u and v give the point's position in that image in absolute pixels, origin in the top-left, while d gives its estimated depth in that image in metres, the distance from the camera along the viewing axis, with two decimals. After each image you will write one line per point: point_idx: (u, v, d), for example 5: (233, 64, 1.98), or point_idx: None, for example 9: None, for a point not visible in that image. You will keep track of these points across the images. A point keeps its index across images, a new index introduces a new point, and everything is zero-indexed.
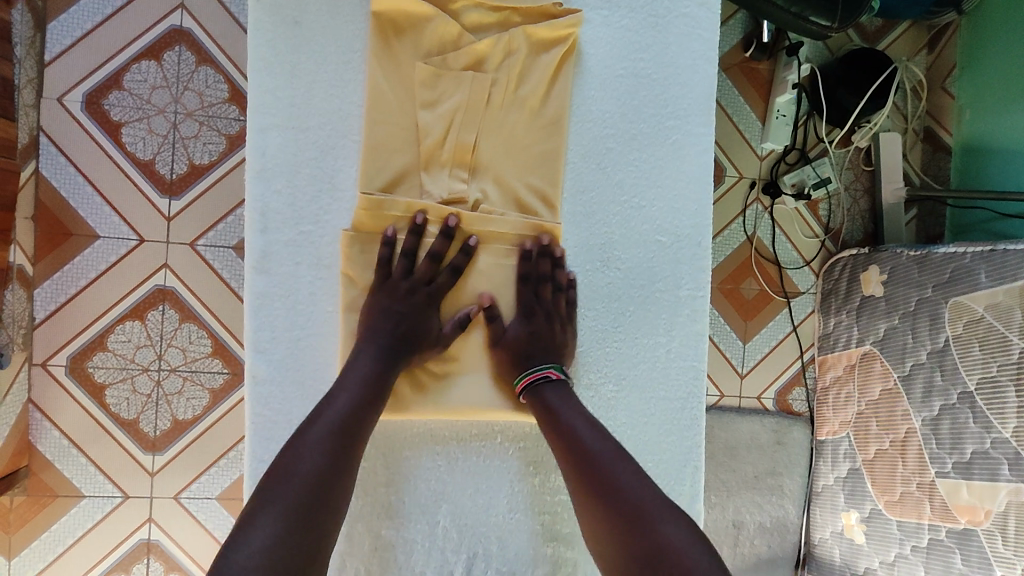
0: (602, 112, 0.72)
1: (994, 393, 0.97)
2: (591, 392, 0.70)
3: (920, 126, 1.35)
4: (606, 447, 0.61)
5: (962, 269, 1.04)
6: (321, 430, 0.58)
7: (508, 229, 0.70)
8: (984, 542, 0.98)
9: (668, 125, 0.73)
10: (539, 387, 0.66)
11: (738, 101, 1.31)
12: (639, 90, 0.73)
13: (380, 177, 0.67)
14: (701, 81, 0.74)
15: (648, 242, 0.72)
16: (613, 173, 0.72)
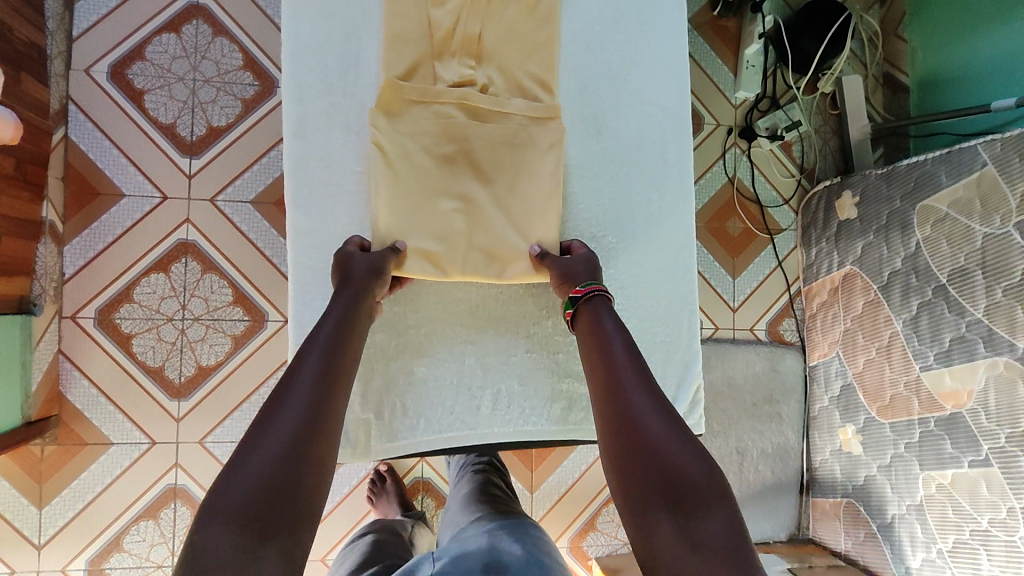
0: (589, 8, 0.81)
1: (964, 281, 1.05)
2: (593, 243, 0.79)
3: (879, 73, 1.46)
4: (642, 379, 0.63)
5: (925, 176, 1.13)
6: (309, 371, 0.59)
7: (514, 110, 0.76)
8: (970, 421, 1.04)
9: (647, 18, 0.82)
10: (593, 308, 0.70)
11: (711, 55, 1.42)
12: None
13: (398, 65, 0.74)
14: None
15: (637, 114, 0.81)
16: (601, 55, 0.81)
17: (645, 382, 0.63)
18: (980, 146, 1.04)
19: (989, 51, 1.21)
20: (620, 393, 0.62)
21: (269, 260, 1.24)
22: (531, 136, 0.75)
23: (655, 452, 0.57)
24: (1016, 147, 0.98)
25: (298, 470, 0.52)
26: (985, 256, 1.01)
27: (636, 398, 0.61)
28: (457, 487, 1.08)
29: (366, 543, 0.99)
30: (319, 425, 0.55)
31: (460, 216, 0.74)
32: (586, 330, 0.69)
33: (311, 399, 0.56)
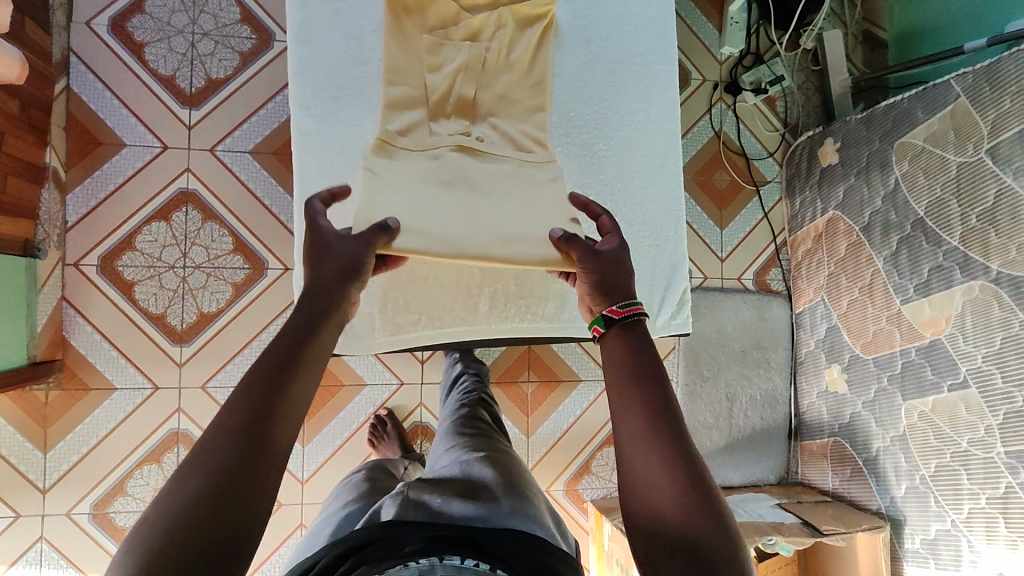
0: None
1: (940, 212, 1.09)
2: (584, 150, 0.87)
3: (859, 31, 1.49)
4: (668, 407, 0.54)
5: (902, 114, 1.16)
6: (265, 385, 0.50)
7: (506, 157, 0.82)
8: (948, 345, 1.08)
9: None
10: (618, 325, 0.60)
11: (696, 13, 1.46)
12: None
13: (395, 122, 0.80)
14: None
15: (623, 27, 0.89)
16: None
17: (661, 413, 0.54)
18: (954, 78, 1.07)
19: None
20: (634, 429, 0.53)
21: (268, 210, 1.26)
22: (529, 173, 0.81)
23: (671, 500, 0.49)
24: (986, 76, 1.01)
25: (231, 525, 0.43)
26: (960, 184, 1.05)
27: (649, 437, 0.53)
28: (444, 417, 1.06)
29: (358, 478, 0.97)
30: (263, 465, 0.46)
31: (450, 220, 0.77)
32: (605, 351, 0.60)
33: (257, 428, 0.47)
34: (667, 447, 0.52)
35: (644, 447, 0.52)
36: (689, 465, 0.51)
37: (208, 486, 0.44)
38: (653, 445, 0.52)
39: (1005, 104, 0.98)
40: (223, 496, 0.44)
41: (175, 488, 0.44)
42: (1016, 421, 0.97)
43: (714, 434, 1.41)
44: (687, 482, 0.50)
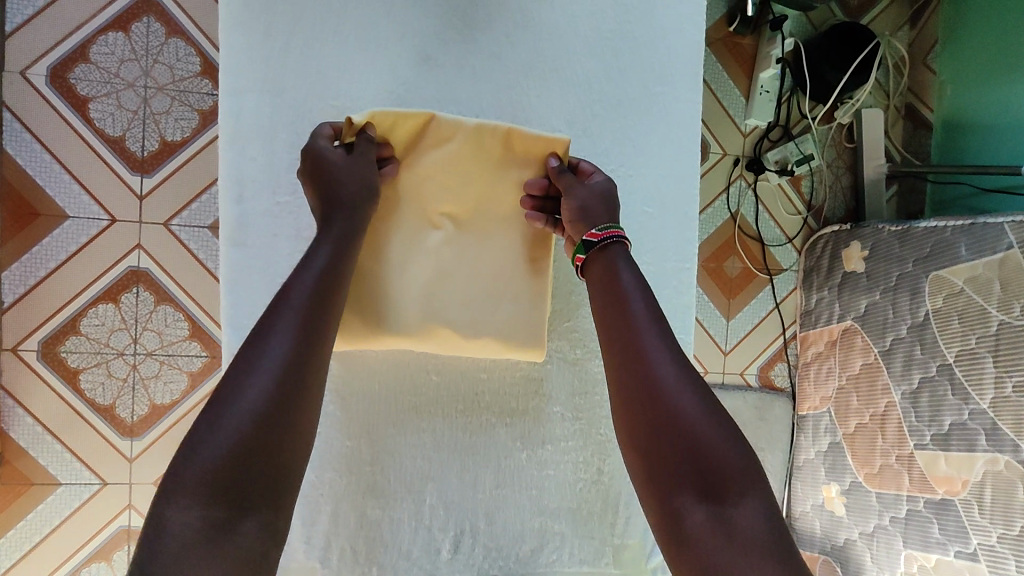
0: (588, 75, 0.67)
1: (972, 365, 0.99)
2: (576, 366, 0.67)
3: (901, 103, 1.35)
4: (664, 335, 0.55)
5: (942, 243, 1.05)
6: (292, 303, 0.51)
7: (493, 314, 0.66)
8: (961, 511, 1.00)
9: (655, 92, 0.68)
10: (613, 259, 0.59)
11: (721, 76, 1.29)
12: (627, 56, 0.67)
13: None
14: (692, 48, 0.69)
15: (634, 213, 0.67)
16: (599, 141, 0.67)
17: (666, 337, 0.55)
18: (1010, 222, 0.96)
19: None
20: (641, 360, 0.53)
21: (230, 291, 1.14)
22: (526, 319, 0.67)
23: (682, 430, 0.50)
24: None
25: (269, 449, 0.46)
26: (999, 345, 0.95)
27: (658, 369, 0.53)
28: None
29: None
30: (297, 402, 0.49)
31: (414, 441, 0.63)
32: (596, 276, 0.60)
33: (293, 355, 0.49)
34: (679, 376, 0.52)
35: (651, 373, 0.53)
36: (703, 394, 0.52)
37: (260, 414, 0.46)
38: (645, 375, 0.53)
39: None
40: (263, 421, 0.47)
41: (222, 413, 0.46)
42: None
43: None
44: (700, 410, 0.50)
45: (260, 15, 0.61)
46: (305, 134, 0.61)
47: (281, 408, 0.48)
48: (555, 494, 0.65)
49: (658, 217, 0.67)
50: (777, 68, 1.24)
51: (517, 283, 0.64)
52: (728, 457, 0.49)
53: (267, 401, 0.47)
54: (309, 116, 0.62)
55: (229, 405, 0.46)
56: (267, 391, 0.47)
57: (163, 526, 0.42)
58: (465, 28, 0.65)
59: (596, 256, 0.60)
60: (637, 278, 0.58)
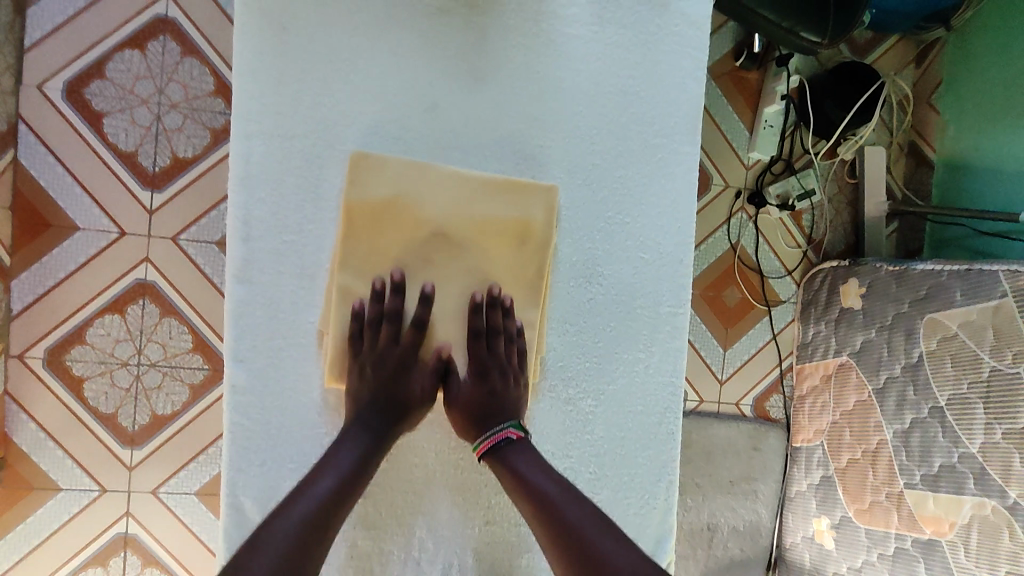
0: (590, 126, 0.68)
1: (963, 409, 1.00)
2: (569, 406, 0.68)
3: (905, 140, 1.36)
4: (587, 514, 0.59)
5: (938, 287, 1.06)
6: (289, 518, 0.55)
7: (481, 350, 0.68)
8: (947, 552, 1.01)
9: (655, 144, 0.69)
10: (503, 452, 0.62)
11: (726, 109, 1.31)
12: (629, 107, 0.69)
13: None
14: (694, 102, 0.71)
15: (630, 259, 0.69)
16: (598, 190, 0.68)
17: (584, 507, 0.60)
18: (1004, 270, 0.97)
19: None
20: (570, 529, 0.58)
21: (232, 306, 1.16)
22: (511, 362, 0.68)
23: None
24: None
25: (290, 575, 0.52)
26: (989, 391, 0.96)
27: (583, 535, 0.58)
28: None
29: None
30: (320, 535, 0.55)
31: (405, 477, 0.64)
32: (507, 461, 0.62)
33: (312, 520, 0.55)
34: (598, 533, 0.58)
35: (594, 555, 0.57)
36: (631, 550, 0.58)
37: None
38: (589, 553, 0.57)
39: None
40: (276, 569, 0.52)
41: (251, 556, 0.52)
42: None
43: (691, 564, 1.34)
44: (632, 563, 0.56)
45: (273, 59, 0.62)
46: (312, 176, 0.63)
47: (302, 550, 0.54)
48: (543, 530, 0.67)
49: (653, 263, 0.69)
50: (782, 104, 1.26)
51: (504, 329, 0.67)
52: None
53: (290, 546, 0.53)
54: (317, 157, 0.63)
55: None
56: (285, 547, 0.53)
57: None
58: (471, 76, 0.66)
59: (492, 454, 0.63)
60: (535, 463, 0.62)
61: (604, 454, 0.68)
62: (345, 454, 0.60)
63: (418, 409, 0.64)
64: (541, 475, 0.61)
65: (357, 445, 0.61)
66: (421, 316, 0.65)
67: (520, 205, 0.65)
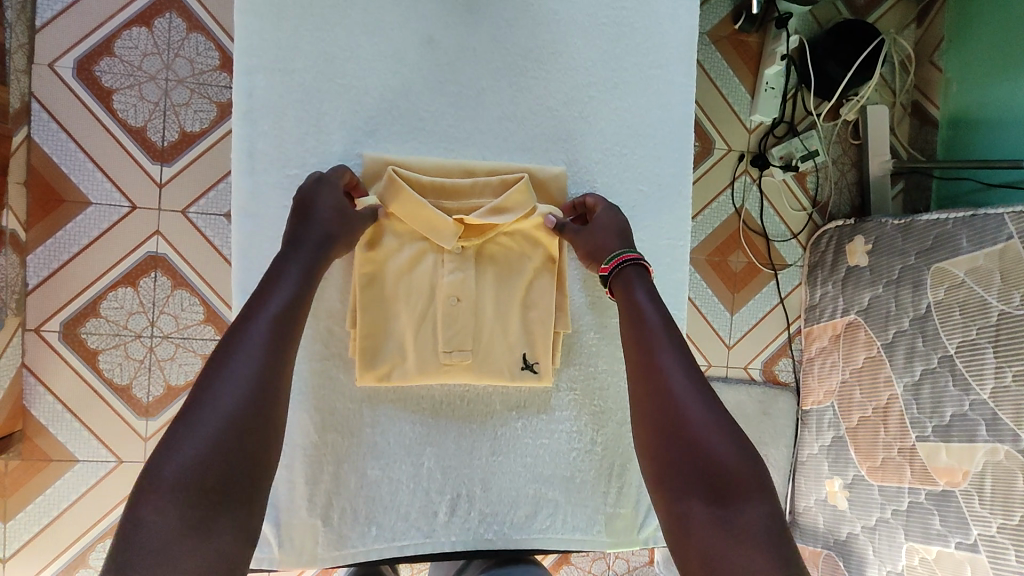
0: (586, 61, 0.71)
1: (973, 356, 0.99)
2: (574, 341, 0.72)
3: (908, 100, 1.37)
4: (680, 356, 0.59)
5: (944, 236, 1.07)
6: (222, 395, 0.50)
7: (494, 364, 0.68)
8: (961, 502, 0.99)
9: (650, 75, 0.72)
10: (629, 277, 0.64)
11: (727, 72, 1.33)
12: (622, 39, 0.72)
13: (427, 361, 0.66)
14: (686, 37, 0.73)
15: (629, 191, 0.72)
16: (596, 122, 0.71)
17: (677, 349, 0.59)
18: (1007, 215, 0.97)
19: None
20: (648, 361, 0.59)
21: None
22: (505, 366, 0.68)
23: (674, 406, 0.56)
24: None
25: (239, 444, 0.49)
26: (998, 334, 0.95)
27: (659, 367, 0.58)
28: None
29: None
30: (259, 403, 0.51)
31: (410, 411, 0.67)
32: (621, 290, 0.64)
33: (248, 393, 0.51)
34: (675, 364, 0.58)
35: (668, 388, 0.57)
36: (703, 396, 0.56)
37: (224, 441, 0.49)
38: (664, 390, 0.57)
39: None
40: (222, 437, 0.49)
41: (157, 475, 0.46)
42: None
43: None
44: (709, 416, 0.54)
45: None
46: (315, 112, 0.66)
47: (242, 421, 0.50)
48: (548, 461, 0.70)
49: (652, 196, 0.72)
50: (782, 65, 1.27)
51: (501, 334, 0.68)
52: (730, 458, 0.52)
53: (243, 404, 0.50)
54: (324, 95, 0.66)
55: (185, 441, 0.48)
56: (237, 402, 0.50)
57: (134, 532, 0.44)
58: (468, 12, 0.69)
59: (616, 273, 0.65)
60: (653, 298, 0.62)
61: (607, 387, 0.71)
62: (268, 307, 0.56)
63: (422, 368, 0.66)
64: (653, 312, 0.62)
65: (271, 310, 0.56)
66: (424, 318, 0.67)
67: (478, 195, 0.67)
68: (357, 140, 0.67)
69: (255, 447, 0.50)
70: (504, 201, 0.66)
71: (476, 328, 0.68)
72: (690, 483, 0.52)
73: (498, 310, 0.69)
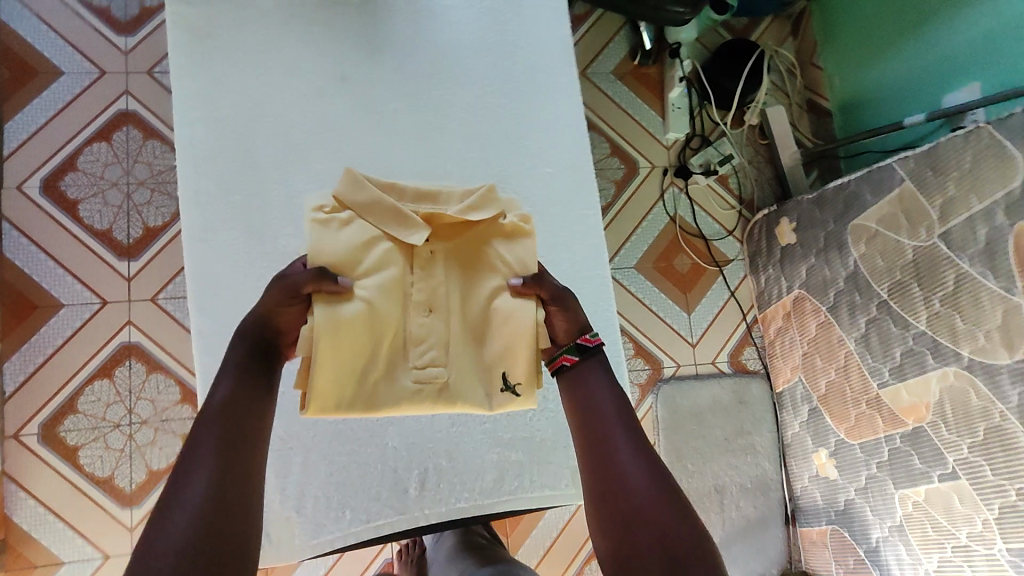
0: (477, 76, 0.86)
1: (904, 294, 1.05)
2: None
3: (803, 100, 1.52)
4: (631, 436, 0.60)
5: (851, 196, 1.15)
6: (194, 484, 0.49)
7: (468, 374, 0.71)
8: (932, 433, 1.02)
9: (536, 80, 0.88)
10: (581, 366, 0.66)
11: (637, 102, 1.48)
12: (508, 55, 0.88)
13: (403, 379, 0.69)
14: (561, 54, 0.89)
15: (535, 173, 0.85)
16: (497, 122, 0.85)
17: (628, 427, 0.61)
18: (896, 162, 1.06)
19: (902, 74, 1.26)
20: (601, 444, 0.60)
21: None
22: (479, 379, 0.72)
23: (624, 484, 0.57)
24: (928, 162, 1.00)
25: (229, 533, 0.48)
26: (918, 268, 1.03)
27: (612, 443, 0.60)
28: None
29: None
30: (232, 485, 0.50)
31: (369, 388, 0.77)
32: (571, 373, 0.66)
33: (217, 477, 0.50)
34: (636, 458, 0.59)
35: (620, 468, 0.58)
36: (656, 474, 0.58)
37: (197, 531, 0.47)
38: (615, 470, 0.58)
39: (950, 190, 0.96)
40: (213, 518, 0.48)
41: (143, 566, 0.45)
42: (1015, 518, 0.91)
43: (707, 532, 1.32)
44: (656, 488, 0.57)
45: (205, 59, 0.80)
46: (252, 146, 0.79)
47: (225, 497, 0.49)
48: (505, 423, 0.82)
49: (557, 174, 0.86)
50: (683, 86, 1.44)
51: (471, 345, 0.72)
52: (684, 530, 0.55)
53: (212, 490, 0.49)
54: (268, 141, 0.79)
55: (167, 533, 0.46)
56: (196, 517, 0.47)
57: None
58: (371, 49, 0.84)
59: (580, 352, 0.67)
60: (602, 377, 0.65)
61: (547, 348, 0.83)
62: (223, 393, 0.55)
63: (399, 368, 0.68)
64: (602, 391, 0.64)
65: (215, 402, 0.54)
66: (395, 334, 0.68)
67: (444, 202, 0.73)
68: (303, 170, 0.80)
69: (231, 520, 0.48)
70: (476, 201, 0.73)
71: (444, 342, 0.70)
72: (647, 560, 0.54)
73: (469, 321, 0.72)
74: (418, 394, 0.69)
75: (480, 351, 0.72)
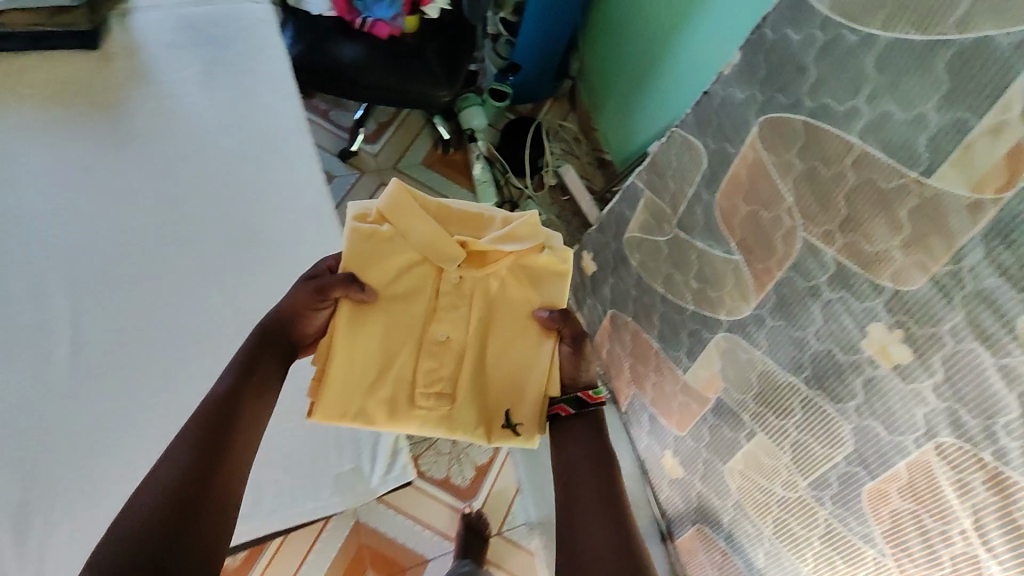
0: (212, 158, 1.14)
1: (672, 284, 1.19)
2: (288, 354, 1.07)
3: (593, 158, 1.73)
4: (603, 492, 0.84)
5: (617, 217, 1.31)
6: (170, 464, 0.69)
7: (469, 400, 0.98)
8: (727, 399, 1.11)
9: (263, 158, 1.16)
10: (560, 425, 0.93)
11: (447, 184, 1.66)
12: (237, 142, 1.16)
13: (428, 403, 0.96)
14: (289, 126, 1.19)
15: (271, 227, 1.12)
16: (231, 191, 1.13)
17: (600, 486, 0.85)
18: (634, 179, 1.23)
19: (630, 108, 1.54)
20: (569, 497, 0.85)
21: None
22: (491, 408, 0.98)
23: (583, 530, 0.80)
24: (652, 170, 1.17)
25: (190, 512, 0.66)
26: (675, 258, 1.17)
27: (583, 501, 0.84)
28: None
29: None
30: (202, 462, 0.69)
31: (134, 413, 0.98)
32: (574, 419, 0.93)
33: (194, 458, 0.70)
34: (598, 519, 0.81)
35: (584, 521, 0.81)
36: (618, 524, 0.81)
37: (159, 507, 0.65)
38: (574, 522, 0.82)
39: (671, 185, 1.14)
40: (179, 490, 0.67)
41: (123, 518, 0.65)
42: (801, 451, 0.98)
43: None
44: (611, 538, 0.79)
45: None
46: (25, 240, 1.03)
47: (187, 484, 0.68)
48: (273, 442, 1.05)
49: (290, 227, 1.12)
50: (484, 162, 1.62)
51: (496, 368, 0.98)
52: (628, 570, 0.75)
53: (187, 465, 0.69)
54: (63, 234, 1.05)
55: (138, 502, 0.66)
56: (166, 491, 0.66)
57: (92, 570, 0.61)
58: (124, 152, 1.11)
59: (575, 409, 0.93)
60: (583, 446, 0.90)
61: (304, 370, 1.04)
62: (219, 386, 0.78)
63: (444, 391, 0.97)
64: (583, 455, 0.89)
65: (217, 389, 0.77)
66: (405, 368, 0.96)
67: (487, 229, 1.00)
68: (91, 261, 1.04)
69: (197, 490, 0.68)
70: (519, 231, 0.97)
71: (470, 372, 0.98)
72: None
73: (511, 349, 0.98)
74: (443, 419, 0.97)
75: (486, 381, 0.99)
